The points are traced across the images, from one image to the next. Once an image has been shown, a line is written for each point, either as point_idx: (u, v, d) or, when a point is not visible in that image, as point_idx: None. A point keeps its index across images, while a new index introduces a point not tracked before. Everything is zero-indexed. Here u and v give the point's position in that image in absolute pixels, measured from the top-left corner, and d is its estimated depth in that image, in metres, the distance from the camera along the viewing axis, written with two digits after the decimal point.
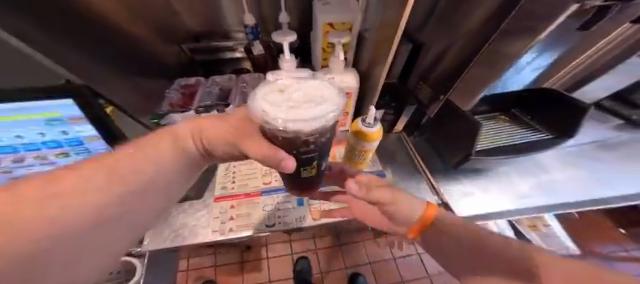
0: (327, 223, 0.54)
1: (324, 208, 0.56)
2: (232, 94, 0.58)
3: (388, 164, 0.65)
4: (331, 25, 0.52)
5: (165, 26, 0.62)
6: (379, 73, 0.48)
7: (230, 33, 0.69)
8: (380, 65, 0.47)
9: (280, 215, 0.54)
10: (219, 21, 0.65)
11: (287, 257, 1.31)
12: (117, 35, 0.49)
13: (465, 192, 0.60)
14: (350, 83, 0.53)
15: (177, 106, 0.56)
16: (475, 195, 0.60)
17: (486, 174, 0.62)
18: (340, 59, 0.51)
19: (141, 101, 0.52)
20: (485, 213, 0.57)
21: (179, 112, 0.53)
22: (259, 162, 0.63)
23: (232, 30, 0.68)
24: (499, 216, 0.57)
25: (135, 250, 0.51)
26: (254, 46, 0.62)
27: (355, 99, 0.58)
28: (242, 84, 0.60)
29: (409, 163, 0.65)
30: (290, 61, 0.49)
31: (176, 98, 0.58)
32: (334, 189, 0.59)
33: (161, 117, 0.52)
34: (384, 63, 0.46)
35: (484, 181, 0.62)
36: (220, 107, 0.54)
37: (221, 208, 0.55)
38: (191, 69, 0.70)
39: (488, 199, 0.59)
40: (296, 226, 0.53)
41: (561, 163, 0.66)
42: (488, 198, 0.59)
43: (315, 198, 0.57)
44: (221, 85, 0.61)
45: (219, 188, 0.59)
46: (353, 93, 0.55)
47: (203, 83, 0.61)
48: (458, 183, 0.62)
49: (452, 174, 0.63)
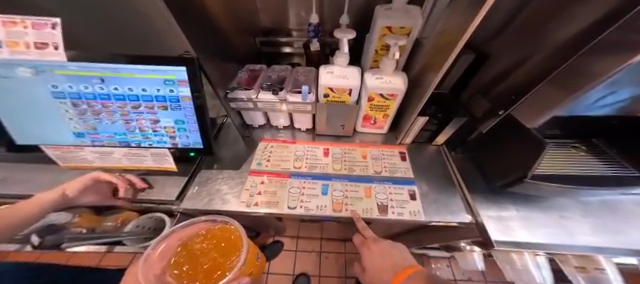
0: (346, 217, 0.53)
1: (346, 202, 0.55)
2: (286, 80, 0.61)
3: (421, 175, 0.60)
4: (389, 28, 0.52)
5: (242, 13, 0.68)
6: (431, 78, 0.46)
7: (286, 41, 0.82)
8: (434, 72, 0.46)
9: (303, 200, 0.55)
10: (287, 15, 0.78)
11: (290, 253, 1.23)
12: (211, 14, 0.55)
13: (512, 219, 0.50)
14: (396, 85, 0.52)
15: (243, 83, 0.60)
16: (527, 227, 0.48)
17: (540, 203, 0.53)
18: (393, 60, 0.51)
19: (218, 73, 0.56)
20: (536, 240, 0.46)
21: (243, 88, 0.57)
22: (294, 148, 0.66)
23: (287, 41, 0.81)
24: (555, 246, 0.45)
25: (173, 207, 0.53)
26: (313, 43, 0.69)
27: (398, 102, 0.56)
28: (296, 74, 0.63)
29: (444, 179, 0.59)
30: (344, 57, 0.54)
31: (244, 78, 0.62)
32: (360, 186, 0.58)
33: (231, 91, 0.56)
34: (438, 69, 0.45)
35: (537, 210, 0.51)
36: (274, 89, 0.57)
37: (253, 181, 0.58)
38: (255, 59, 0.82)
39: (542, 228, 0.48)
40: (317, 212, 0.53)
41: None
42: (543, 227, 0.48)
43: (340, 190, 0.57)
44: (279, 72, 0.65)
45: (254, 163, 0.62)
46: (398, 96, 0.54)
47: (266, 69, 0.65)
48: (503, 208, 0.52)
49: (496, 197, 0.54)
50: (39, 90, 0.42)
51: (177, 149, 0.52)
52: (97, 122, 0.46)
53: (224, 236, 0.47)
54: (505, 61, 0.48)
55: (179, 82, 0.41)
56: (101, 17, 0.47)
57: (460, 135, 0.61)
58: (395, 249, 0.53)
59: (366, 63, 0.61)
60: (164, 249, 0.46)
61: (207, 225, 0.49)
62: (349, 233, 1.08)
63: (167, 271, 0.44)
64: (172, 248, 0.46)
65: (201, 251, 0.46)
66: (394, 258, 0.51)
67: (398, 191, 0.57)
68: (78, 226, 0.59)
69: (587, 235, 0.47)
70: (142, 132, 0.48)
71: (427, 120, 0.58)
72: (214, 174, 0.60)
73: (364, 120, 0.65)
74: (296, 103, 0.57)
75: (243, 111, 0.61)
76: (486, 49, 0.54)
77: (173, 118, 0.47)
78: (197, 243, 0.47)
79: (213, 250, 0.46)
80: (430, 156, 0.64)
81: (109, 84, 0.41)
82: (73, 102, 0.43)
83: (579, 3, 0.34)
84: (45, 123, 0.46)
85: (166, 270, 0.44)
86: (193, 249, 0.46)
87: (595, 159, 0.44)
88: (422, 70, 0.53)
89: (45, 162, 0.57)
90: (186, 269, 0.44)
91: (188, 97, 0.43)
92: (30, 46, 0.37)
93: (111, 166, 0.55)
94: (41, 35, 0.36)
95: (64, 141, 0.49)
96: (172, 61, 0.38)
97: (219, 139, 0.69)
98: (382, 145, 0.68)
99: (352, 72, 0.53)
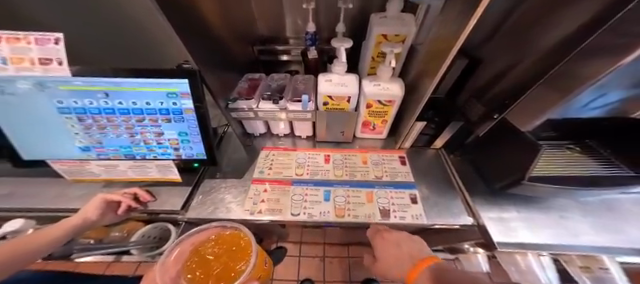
0: (350, 222, 0.53)
1: (348, 207, 0.56)
2: (286, 89, 0.62)
3: (421, 179, 0.60)
4: (385, 36, 0.54)
5: (241, 24, 0.70)
6: (428, 84, 0.48)
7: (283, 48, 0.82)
8: (430, 78, 0.47)
9: (306, 206, 0.56)
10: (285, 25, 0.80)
11: (294, 259, 1.23)
12: (212, 27, 0.56)
13: (512, 220, 0.51)
14: (394, 91, 0.53)
15: (243, 94, 0.61)
16: (528, 228, 0.49)
17: (540, 204, 0.53)
18: (390, 67, 0.53)
19: (218, 84, 0.57)
20: (536, 240, 0.47)
21: (244, 98, 0.58)
22: (296, 155, 0.67)
23: (285, 49, 0.82)
24: (555, 246, 0.46)
25: (178, 217, 0.54)
26: (311, 51, 0.70)
27: (397, 108, 0.57)
28: (295, 83, 0.64)
29: (444, 182, 0.60)
30: (342, 65, 0.55)
31: (244, 88, 0.63)
32: (362, 191, 0.58)
33: (231, 101, 0.58)
34: (434, 75, 0.46)
35: (537, 210, 0.52)
36: (274, 99, 0.57)
37: (255, 189, 0.59)
38: (255, 68, 0.83)
39: (542, 229, 0.49)
40: (320, 218, 0.54)
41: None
42: (542, 228, 0.49)
43: (343, 195, 0.57)
44: (278, 81, 0.66)
45: (256, 171, 0.63)
46: (396, 102, 0.55)
47: (265, 79, 0.67)
48: (503, 210, 0.53)
49: (496, 198, 0.55)
50: (45, 106, 0.43)
51: (180, 160, 0.53)
52: (101, 136, 0.47)
53: (235, 241, 0.48)
54: (497, 66, 0.50)
55: (182, 94, 0.42)
56: (103, 32, 0.48)
57: (458, 139, 0.62)
58: (412, 241, 0.48)
59: (364, 70, 0.62)
60: (177, 255, 0.47)
61: (218, 230, 0.50)
62: (352, 237, 1.08)
63: (181, 275, 0.45)
64: (185, 253, 0.47)
65: (213, 256, 0.46)
66: (408, 249, 0.47)
67: (399, 195, 0.58)
68: (86, 237, 0.59)
69: (586, 234, 0.48)
70: (146, 144, 0.49)
71: (425, 125, 0.59)
72: (217, 183, 0.60)
73: (364, 126, 0.66)
74: (296, 112, 0.58)
75: (245, 120, 0.62)
76: (479, 54, 0.55)
77: (177, 130, 0.47)
78: (208, 248, 0.47)
79: (225, 255, 0.46)
80: (430, 160, 0.65)
81: (114, 98, 0.42)
82: (78, 117, 0.44)
83: (563, 11, 0.36)
84: (50, 138, 0.47)
85: (181, 274, 0.45)
86: (205, 255, 0.46)
87: (590, 159, 0.45)
88: (418, 76, 0.54)
89: (49, 176, 0.57)
90: (198, 274, 0.44)
91: (191, 109, 0.44)
92: (35, 62, 0.38)
93: (114, 178, 0.55)
94: (44, 50, 0.37)
95: (68, 155, 0.50)
96: (176, 74, 0.39)
97: (220, 148, 0.70)
98: (382, 150, 0.69)
99: (351, 80, 0.55)
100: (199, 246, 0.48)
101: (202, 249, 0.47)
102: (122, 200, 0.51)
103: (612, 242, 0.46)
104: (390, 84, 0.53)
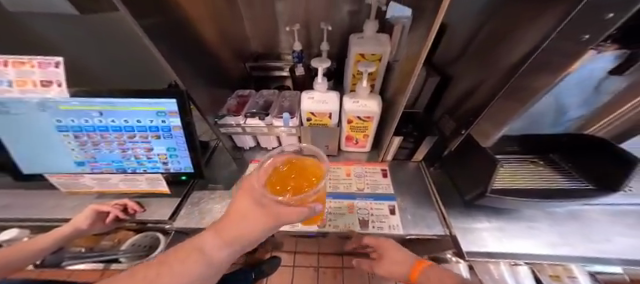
0: (330, 232, 0.56)
1: (329, 218, 0.58)
2: (272, 106, 0.66)
3: (400, 190, 0.63)
4: (363, 56, 0.58)
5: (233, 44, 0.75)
6: (400, 102, 0.51)
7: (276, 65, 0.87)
8: (401, 96, 0.50)
9: (290, 217, 0.58)
10: (276, 43, 0.85)
11: (288, 269, 1.23)
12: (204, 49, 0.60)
13: (481, 231, 0.53)
14: (372, 108, 0.56)
15: (232, 110, 0.65)
16: (495, 238, 0.52)
17: (510, 215, 0.56)
18: (367, 85, 0.56)
19: (208, 101, 0.61)
20: (501, 249, 0.49)
21: (232, 115, 0.62)
22: None
23: (276, 66, 0.87)
24: (520, 255, 0.48)
25: (166, 227, 0.56)
26: (298, 68, 0.75)
27: (376, 123, 0.61)
28: (282, 99, 0.68)
29: (423, 194, 0.62)
30: (323, 83, 0.59)
31: (234, 105, 0.67)
32: (343, 203, 0.61)
33: (219, 118, 0.61)
34: (404, 93, 0.49)
35: (506, 221, 0.55)
36: (260, 115, 0.61)
37: None
38: (247, 83, 0.87)
39: (509, 239, 0.51)
40: (302, 229, 0.56)
41: (622, 223, 0.53)
42: (509, 238, 0.51)
43: (324, 207, 0.60)
44: (266, 98, 0.70)
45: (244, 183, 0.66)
46: (375, 118, 0.58)
47: (254, 95, 0.71)
48: (475, 221, 0.55)
49: (468, 210, 0.57)
50: (44, 124, 0.46)
51: (168, 173, 0.56)
52: (95, 151, 0.50)
53: (301, 165, 0.47)
54: (466, 85, 0.53)
55: (170, 112, 0.46)
56: (106, 51, 0.52)
57: (436, 152, 0.65)
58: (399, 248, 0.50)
59: (346, 86, 0.66)
60: (270, 163, 0.48)
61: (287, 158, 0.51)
62: (344, 247, 1.09)
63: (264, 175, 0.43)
64: (269, 167, 0.47)
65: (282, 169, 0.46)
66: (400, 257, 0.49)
67: (379, 206, 0.60)
68: (77, 245, 0.62)
69: (553, 244, 0.50)
70: (137, 159, 0.52)
71: (404, 139, 0.63)
72: (205, 196, 0.63)
73: (347, 140, 0.69)
74: (281, 127, 0.61)
75: (234, 135, 0.66)
76: (452, 73, 0.59)
77: (165, 145, 0.51)
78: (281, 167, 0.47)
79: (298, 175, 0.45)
80: (410, 173, 0.68)
81: (107, 116, 0.46)
82: (74, 134, 0.48)
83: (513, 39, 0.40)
84: (48, 153, 0.50)
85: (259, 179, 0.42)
86: (237, 229, 0.35)
87: (553, 173, 0.47)
88: (394, 93, 0.57)
89: (44, 191, 0.60)
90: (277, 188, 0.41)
91: (178, 126, 0.48)
92: (37, 84, 0.42)
93: (107, 190, 0.58)
94: (46, 73, 0.42)
95: (63, 168, 0.53)
96: (163, 94, 0.43)
97: (211, 160, 0.73)
98: (366, 163, 0.71)
99: (331, 97, 0.58)
100: (237, 223, 0.35)
101: (241, 228, 0.35)
102: (110, 211, 0.55)
103: (575, 251, 0.48)
104: (369, 100, 0.56)
